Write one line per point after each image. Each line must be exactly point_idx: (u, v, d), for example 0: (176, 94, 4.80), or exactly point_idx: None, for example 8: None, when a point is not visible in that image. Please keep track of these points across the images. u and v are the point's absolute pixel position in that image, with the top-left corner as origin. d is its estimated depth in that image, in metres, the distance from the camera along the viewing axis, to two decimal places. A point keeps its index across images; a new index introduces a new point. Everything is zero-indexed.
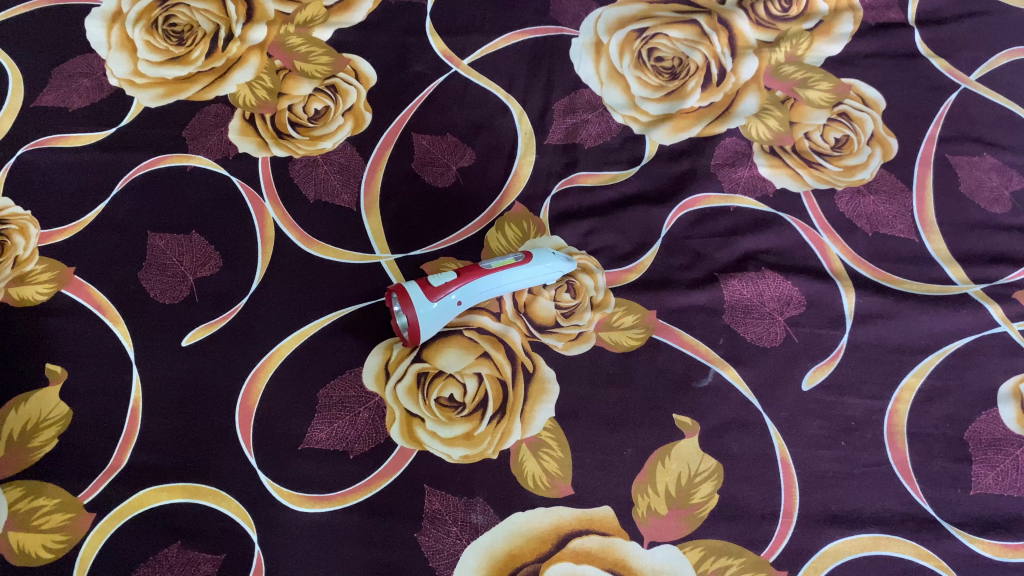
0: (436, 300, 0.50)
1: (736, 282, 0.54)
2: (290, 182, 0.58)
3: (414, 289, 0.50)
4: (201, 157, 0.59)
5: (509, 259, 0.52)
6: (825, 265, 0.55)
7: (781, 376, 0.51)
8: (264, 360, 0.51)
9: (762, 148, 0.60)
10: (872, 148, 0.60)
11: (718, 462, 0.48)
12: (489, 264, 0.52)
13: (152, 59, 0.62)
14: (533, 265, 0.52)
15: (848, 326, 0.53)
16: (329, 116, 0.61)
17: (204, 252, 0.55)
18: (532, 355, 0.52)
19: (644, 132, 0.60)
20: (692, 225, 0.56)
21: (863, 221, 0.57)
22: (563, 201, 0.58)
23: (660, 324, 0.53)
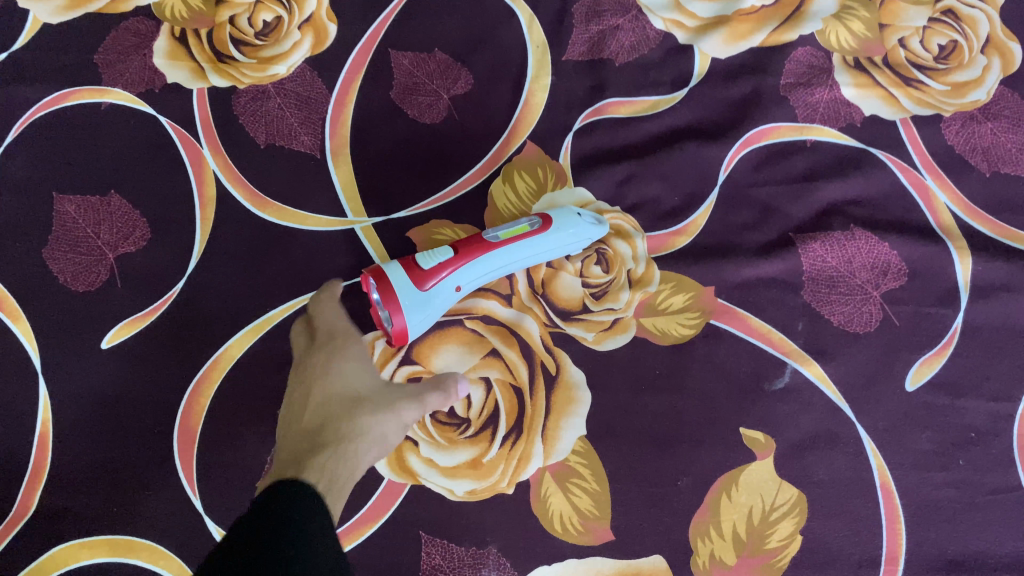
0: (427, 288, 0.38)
1: (818, 246, 0.42)
2: (234, 123, 0.45)
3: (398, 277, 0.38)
4: (119, 92, 0.45)
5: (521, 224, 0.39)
6: (930, 219, 0.43)
7: (878, 374, 0.39)
8: (209, 366, 0.40)
9: (844, 60, 0.46)
10: (988, 58, 0.45)
11: (799, 491, 0.38)
12: (494, 234, 0.39)
13: None
14: (554, 233, 0.39)
15: (963, 302, 0.41)
16: (282, 31, 0.46)
17: (128, 220, 0.43)
18: (555, 352, 0.40)
19: (691, 42, 0.46)
20: (757, 168, 0.44)
21: (978, 157, 0.44)
22: (588, 140, 0.45)
23: (720, 305, 0.41)
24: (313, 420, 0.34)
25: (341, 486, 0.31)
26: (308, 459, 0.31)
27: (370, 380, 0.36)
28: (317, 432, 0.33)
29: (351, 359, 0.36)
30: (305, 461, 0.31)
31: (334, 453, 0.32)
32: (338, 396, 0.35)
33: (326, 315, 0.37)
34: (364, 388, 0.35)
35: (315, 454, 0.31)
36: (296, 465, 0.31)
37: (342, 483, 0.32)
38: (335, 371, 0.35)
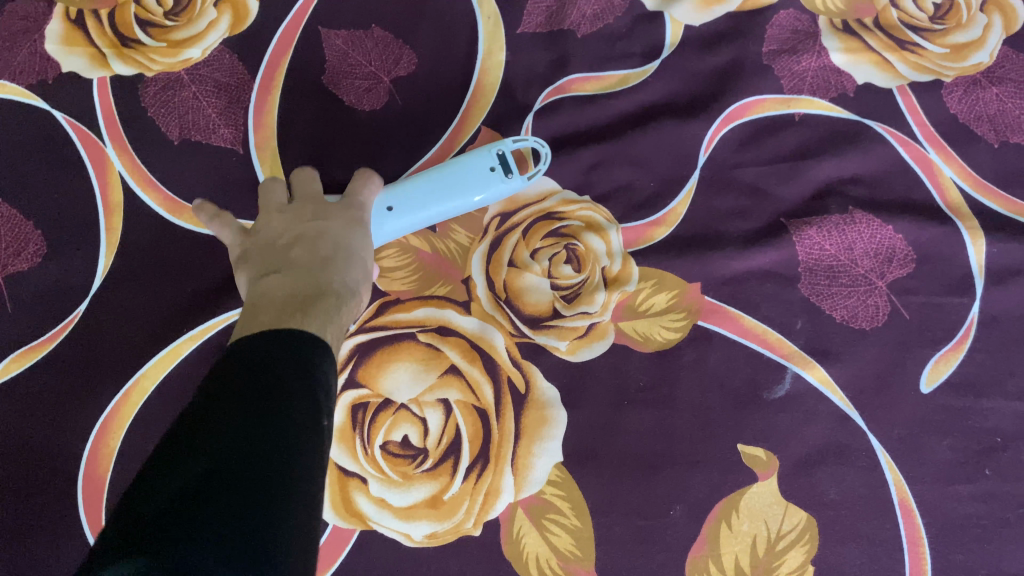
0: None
1: (815, 232, 0.37)
2: (142, 117, 0.39)
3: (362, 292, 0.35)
4: (6, 84, 0.39)
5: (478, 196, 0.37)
6: (936, 197, 0.38)
7: (890, 376, 0.35)
8: (119, 400, 0.35)
9: (831, 24, 0.41)
10: (990, 16, 0.41)
11: (808, 515, 0.33)
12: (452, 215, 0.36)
13: None
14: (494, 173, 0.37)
15: (979, 290, 0.36)
16: (195, 8, 0.40)
17: (19, 233, 0.37)
18: (523, 366, 0.35)
19: (662, 8, 0.41)
20: (742, 146, 0.39)
21: (985, 126, 0.39)
22: (550, 122, 0.39)
23: (708, 305, 0.36)
24: (328, 261, 0.30)
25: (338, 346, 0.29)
26: (337, 305, 0.28)
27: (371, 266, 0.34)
28: (343, 282, 0.30)
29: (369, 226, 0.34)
30: (332, 304, 0.28)
31: (349, 314, 0.29)
32: (351, 253, 0.31)
33: (368, 194, 0.34)
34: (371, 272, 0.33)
35: (344, 305, 0.29)
36: (323, 304, 0.27)
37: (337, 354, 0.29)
38: (361, 233, 0.33)
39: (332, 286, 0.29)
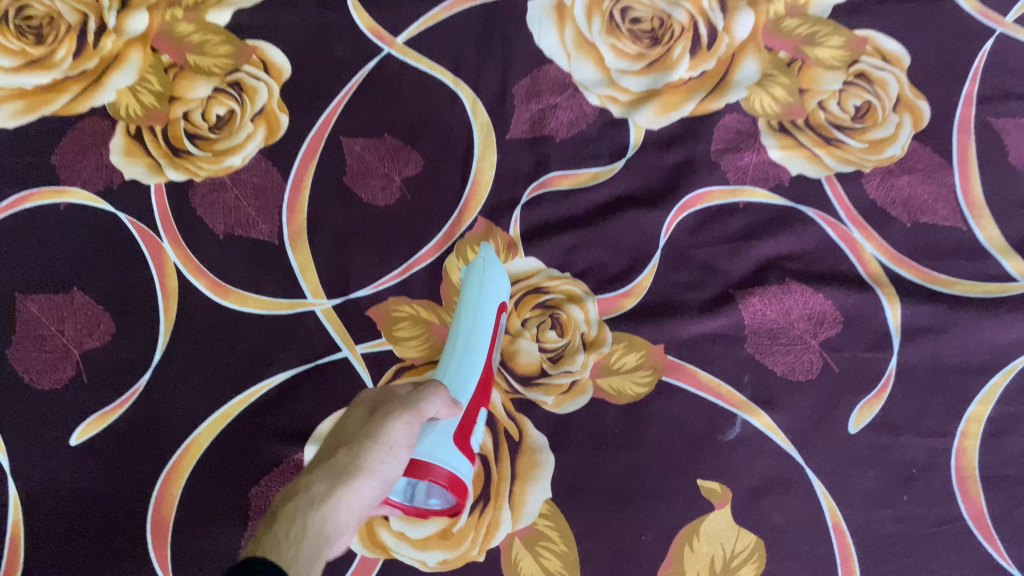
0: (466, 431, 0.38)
1: (758, 300, 0.44)
2: (192, 215, 0.46)
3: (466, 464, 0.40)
4: (78, 191, 0.47)
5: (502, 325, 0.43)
6: (859, 269, 0.45)
7: (823, 419, 0.42)
8: (179, 456, 0.41)
9: (769, 125, 0.49)
10: (900, 116, 0.49)
11: (757, 537, 0.39)
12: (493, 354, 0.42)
13: (4, 64, 0.50)
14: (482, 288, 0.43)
15: (895, 345, 0.43)
16: (235, 123, 0.48)
17: (91, 316, 0.44)
18: (517, 418, 0.42)
19: (626, 114, 0.49)
20: (696, 230, 0.46)
21: (899, 209, 0.47)
22: (536, 212, 0.47)
23: (670, 362, 0.43)
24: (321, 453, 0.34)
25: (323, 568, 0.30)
26: (314, 521, 0.30)
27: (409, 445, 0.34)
28: (340, 486, 0.31)
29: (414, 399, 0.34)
30: (304, 527, 0.29)
31: (318, 478, 0.31)
32: (348, 422, 0.34)
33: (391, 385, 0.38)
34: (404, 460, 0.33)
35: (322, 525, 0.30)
36: (298, 521, 0.29)
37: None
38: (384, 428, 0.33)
39: (317, 491, 0.31)
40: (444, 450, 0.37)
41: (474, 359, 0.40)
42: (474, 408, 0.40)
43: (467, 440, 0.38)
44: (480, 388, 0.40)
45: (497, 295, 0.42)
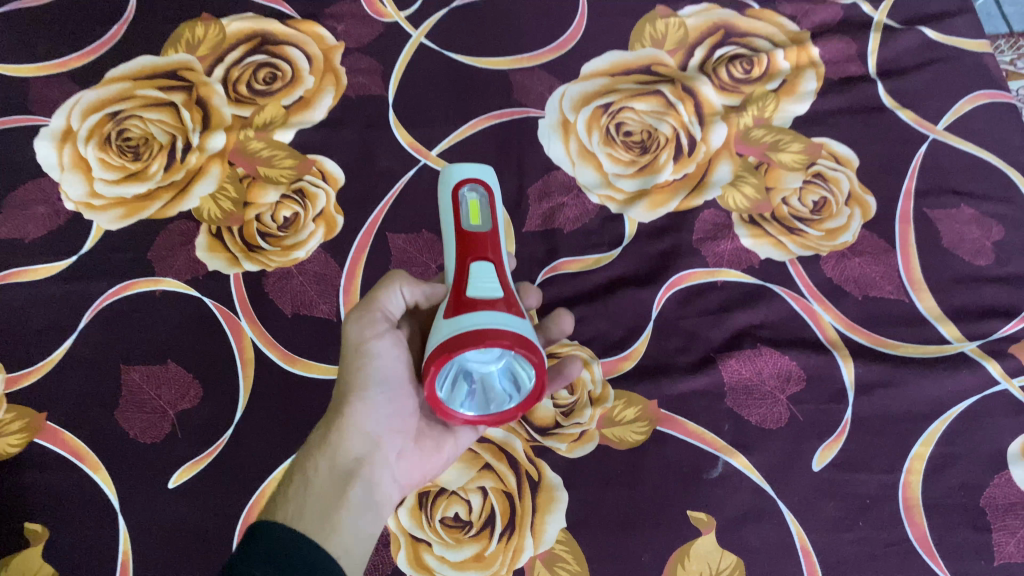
0: (467, 295, 0.39)
1: (734, 362, 0.53)
2: (265, 297, 0.56)
3: (522, 330, 0.37)
4: (171, 279, 0.57)
5: (464, 196, 0.46)
6: (820, 335, 0.54)
7: (791, 459, 0.50)
8: (257, 495, 0.50)
9: (742, 218, 0.59)
10: (851, 209, 0.59)
11: (738, 557, 0.47)
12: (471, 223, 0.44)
13: (108, 177, 0.61)
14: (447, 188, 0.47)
15: (851, 398, 0.52)
16: (299, 223, 0.59)
17: (183, 383, 0.53)
18: (536, 462, 0.50)
19: (622, 210, 0.59)
20: (682, 304, 0.56)
21: (852, 285, 0.56)
22: (549, 291, 0.56)
23: (663, 414, 0.52)
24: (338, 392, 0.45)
25: (370, 472, 0.44)
26: (324, 452, 0.43)
27: (375, 341, 0.43)
28: (337, 416, 0.43)
29: (361, 311, 0.44)
30: (312, 466, 0.43)
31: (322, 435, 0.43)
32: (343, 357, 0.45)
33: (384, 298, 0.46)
34: (377, 366, 0.43)
35: (333, 444, 0.43)
36: (307, 461, 0.43)
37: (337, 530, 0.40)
38: (347, 351, 0.43)
39: (322, 436, 0.43)
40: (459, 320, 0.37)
41: (451, 235, 0.45)
42: (464, 259, 0.42)
43: (484, 303, 0.38)
44: (461, 245, 0.43)
45: (446, 184, 0.47)
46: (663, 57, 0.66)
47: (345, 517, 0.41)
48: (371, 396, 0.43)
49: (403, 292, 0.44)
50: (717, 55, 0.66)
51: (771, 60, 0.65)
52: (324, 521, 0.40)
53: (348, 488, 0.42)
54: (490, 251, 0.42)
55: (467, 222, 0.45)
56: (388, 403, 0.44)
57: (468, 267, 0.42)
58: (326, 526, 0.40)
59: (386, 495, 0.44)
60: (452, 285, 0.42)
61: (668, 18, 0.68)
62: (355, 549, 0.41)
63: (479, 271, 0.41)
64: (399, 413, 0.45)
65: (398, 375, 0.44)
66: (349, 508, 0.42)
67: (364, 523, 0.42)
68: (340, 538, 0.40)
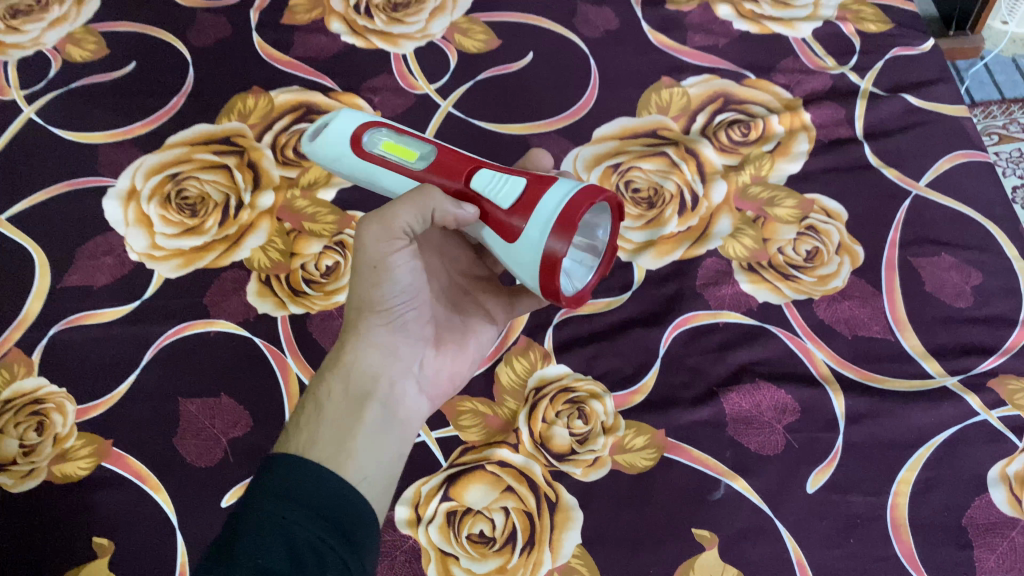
0: (508, 209, 0.44)
1: (735, 395, 0.58)
2: (309, 337, 0.62)
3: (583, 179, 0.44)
4: (224, 321, 0.63)
5: (374, 141, 0.50)
6: (813, 371, 0.60)
7: (787, 482, 0.55)
8: None
9: (741, 265, 0.65)
10: (841, 257, 0.65)
11: (738, 571, 0.52)
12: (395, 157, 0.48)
13: (168, 232, 0.67)
14: (344, 155, 0.51)
15: (842, 427, 0.57)
16: (340, 271, 0.65)
17: (235, 413, 0.59)
18: (554, 485, 0.55)
19: (632, 258, 0.65)
20: (687, 343, 0.61)
21: (842, 325, 0.61)
22: (565, 330, 0.62)
23: (670, 442, 0.57)
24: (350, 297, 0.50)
25: (384, 388, 0.49)
26: (339, 374, 0.49)
27: (394, 257, 0.46)
28: (350, 337, 0.49)
29: (375, 230, 0.45)
30: (328, 389, 0.48)
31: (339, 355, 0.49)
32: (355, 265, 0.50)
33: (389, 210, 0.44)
34: (394, 281, 0.47)
35: (348, 364, 0.49)
36: (324, 385, 0.49)
37: (351, 457, 0.45)
38: (369, 271, 0.46)
39: (338, 357, 0.49)
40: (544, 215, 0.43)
41: (413, 183, 0.48)
42: (460, 193, 0.46)
43: (535, 190, 0.44)
44: (443, 185, 0.46)
45: (338, 149, 0.51)
46: (668, 122, 0.73)
47: (363, 434, 0.47)
48: (381, 315, 0.48)
49: (441, 207, 0.44)
50: (718, 120, 0.73)
51: (767, 124, 0.72)
52: (341, 441, 0.46)
53: (364, 406, 0.48)
54: (467, 160, 0.46)
55: (409, 162, 0.48)
56: (399, 315, 0.49)
57: (472, 192, 0.45)
58: (345, 443, 0.46)
59: (401, 407, 0.50)
60: (473, 196, 0.45)
61: (672, 88, 0.75)
62: (375, 452, 0.47)
63: (485, 179, 0.45)
64: (408, 326, 0.50)
65: (411, 287, 0.48)
66: (367, 425, 0.48)
67: (381, 438, 0.48)
68: (360, 456, 0.46)
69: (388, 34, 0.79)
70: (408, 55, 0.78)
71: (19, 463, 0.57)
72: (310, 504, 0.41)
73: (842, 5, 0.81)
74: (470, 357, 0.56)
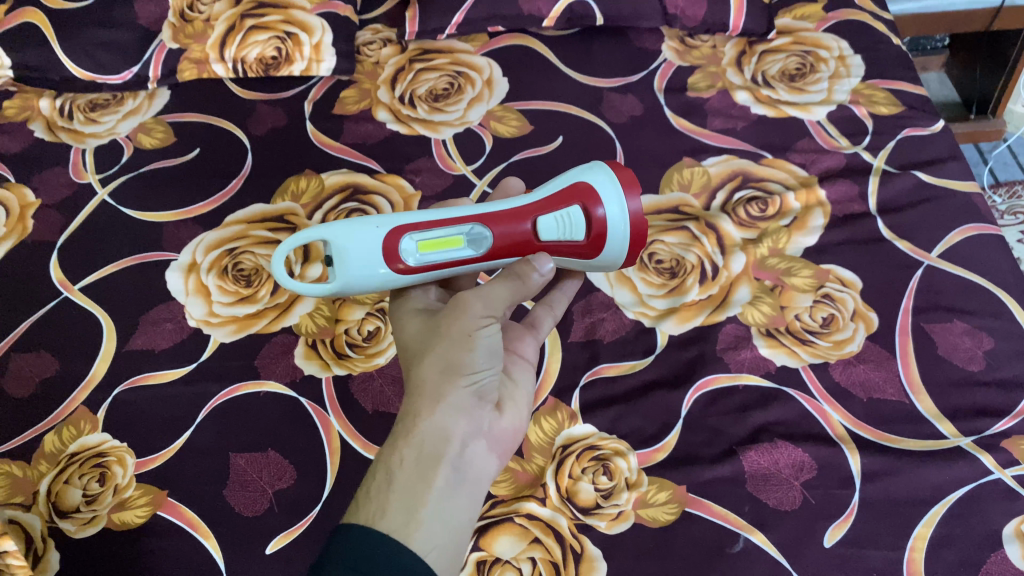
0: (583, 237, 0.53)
1: (754, 453, 0.61)
2: (350, 396, 0.67)
3: (599, 169, 0.54)
4: (273, 382, 0.68)
5: (407, 251, 0.50)
6: (829, 430, 0.62)
7: (805, 537, 0.57)
8: None
9: (759, 331, 0.68)
10: (856, 323, 0.68)
11: None
12: (440, 253, 0.50)
13: (224, 300, 0.73)
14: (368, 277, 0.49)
15: (858, 484, 0.59)
16: (381, 335, 0.70)
17: (281, 467, 0.63)
18: (579, 537, 0.58)
19: (655, 324, 0.69)
20: (707, 404, 0.64)
21: (857, 388, 0.64)
22: (591, 391, 0.65)
23: (691, 497, 0.59)
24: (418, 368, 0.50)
25: (457, 450, 0.47)
26: (411, 440, 0.46)
27: (482, 330, 0.49)
28: (424, 401, 0.48)
29: (476, 305, 0.49)
30: (400, 456, 0.46)
31: (408, 418, 0.48)
32: (425, 339, 0.51)
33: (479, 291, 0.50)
34: (484, 350, 0.49)
35: (423, 429, 0.47)
36: (394, 453, 0.46)
37: (423, 521, 0.43)
38: (458, 337, 0.49)
39: (408, 422, 0.47)
40: (620, 224, 0.52)
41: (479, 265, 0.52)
42: (530, 248, 0.52)
43: (593, 200, 0.52)
44: (513, 252, 0.52)
45: (361, 275, 0.49)
46: (689, 199, 0.77)
47: (436, 498, 0.45)
48: (463, 377, 0.48)
49: (536, 280, 0.51)
50: (737, 196, 0.77)
51: (784, 200, 0.76)
52: (412, 506, 0.44)
53: (435, 468, 0.46)
54: (519, 225, 0.51)
55: (465, 252, 0.51)
56: (481, 381, 0.49)
57: (545, 242, 0.53)
58: (417, 507, 0.44)
59: (474, 469, 0.48)
60: (547, 246, 0.53)
61: (693, 167, 0.80)
62: (451, 516, 0.45)
63: (549, 228, 0.52)
64: (480, 391, 0.50)
65: (492, 356, 0.50)
66: (439, 486, 0.45)
67: (454, 503, 0.46)
68: (433, 520, 0.44)
69: (430, 121, 0.86)
70: (447, 140, 0.85)
71: (82, 511, 0.62)
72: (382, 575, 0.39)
73: (854, 90, 0.86)
74: (524, 421, 0.55)
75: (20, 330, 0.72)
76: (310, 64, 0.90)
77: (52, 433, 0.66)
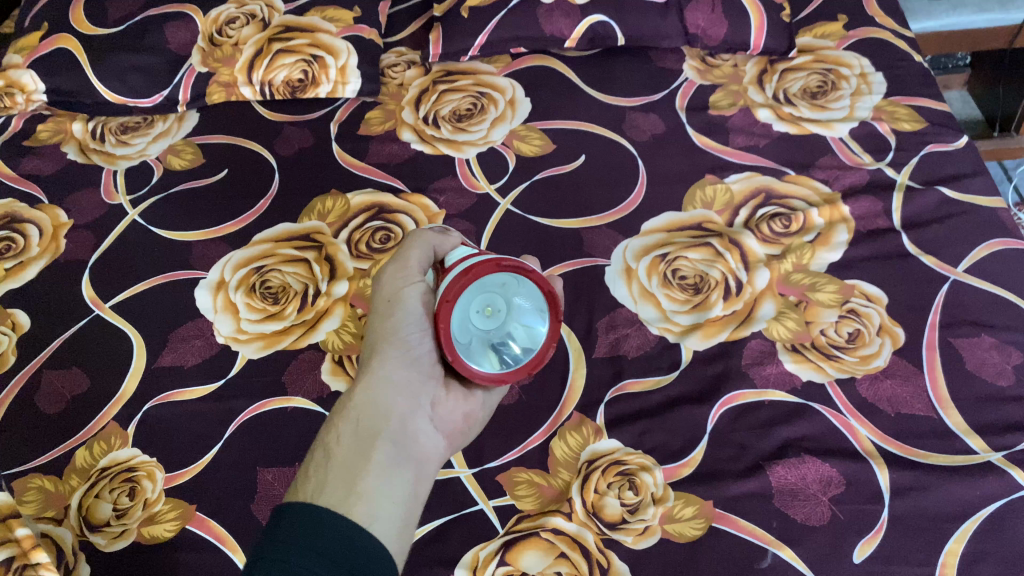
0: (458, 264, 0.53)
1: (781, 468, 0.61)
2: None
3: (531, 286, 0.51)
4: (301, 397, 0.68)
5: None
6: (856, 445, 0.62)
7: (834, 552, 0.56)
8: None
9: (785, 346, 0.68)
10: (882, 338, 0.67)
11: None
12: None
13: (252, 317, 0.74)
14: None
15: (887, 499, 0.59)
16: None
17: None
18: (606, 552, 0.58)
19: (679, 339, 0.69)
20: (733, 419, 0.64)
21: (885, 403, 0.64)
22: (616, 407, 0.66)
23: (718, 512, 0.59)
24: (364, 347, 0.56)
25: (395, 427, 0.52)
26: (350, 418, 0.52)
27: (404, 293, 0.54)
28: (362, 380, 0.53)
29: (393, 275, 0.55)
30: (339, 433, 0.51)
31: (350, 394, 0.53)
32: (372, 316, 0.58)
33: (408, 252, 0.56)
34: (406, 314, 0.54)
35: (359, 408, 0.52)
36: (334, 430, 0.51)
37: (359, 493, 0.47)
38: (384, 306, 0.54)
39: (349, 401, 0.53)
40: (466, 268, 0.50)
41: None
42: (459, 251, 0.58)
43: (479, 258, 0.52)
44: None
45: None
46: (712, 216, 0.78)
47: (372, 469, 0.49)
48: (397, 350, 0.53)
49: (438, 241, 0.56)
50: (760, 213, 0.77)
51: (807, 217, 0.76)
52: (350, 476, 0.48)
53: (373, 443, 0.50)
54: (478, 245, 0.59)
55: None
56: (415, 355, 0.54)
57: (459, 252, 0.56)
58: (354, 478, 0.48)
59: (415, 445, 0.53)
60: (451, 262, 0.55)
61: (716, 184, 0.80)
62: (389, 485, 0.49)
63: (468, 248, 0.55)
64: (424, 368, 0.54)
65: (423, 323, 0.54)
66: (376, 460, 0.50)
67: (394, 478, 0.50)
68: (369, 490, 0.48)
69: (453, 141, 0.87)
70: (471, 160, 0.85)
71: (112, 525, 0.62)
72: (322, 550, 0.42)
73: (876, 107, 0.86)
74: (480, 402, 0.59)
75: (52, 347, 0.73)
76: (336, 86, 0.92)
77: (82, 448, 0.67)
